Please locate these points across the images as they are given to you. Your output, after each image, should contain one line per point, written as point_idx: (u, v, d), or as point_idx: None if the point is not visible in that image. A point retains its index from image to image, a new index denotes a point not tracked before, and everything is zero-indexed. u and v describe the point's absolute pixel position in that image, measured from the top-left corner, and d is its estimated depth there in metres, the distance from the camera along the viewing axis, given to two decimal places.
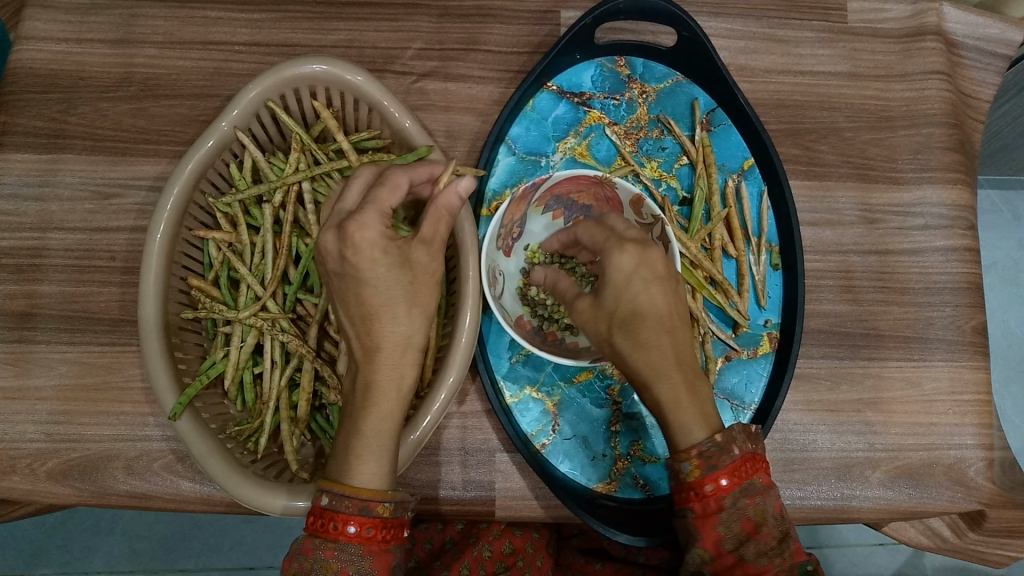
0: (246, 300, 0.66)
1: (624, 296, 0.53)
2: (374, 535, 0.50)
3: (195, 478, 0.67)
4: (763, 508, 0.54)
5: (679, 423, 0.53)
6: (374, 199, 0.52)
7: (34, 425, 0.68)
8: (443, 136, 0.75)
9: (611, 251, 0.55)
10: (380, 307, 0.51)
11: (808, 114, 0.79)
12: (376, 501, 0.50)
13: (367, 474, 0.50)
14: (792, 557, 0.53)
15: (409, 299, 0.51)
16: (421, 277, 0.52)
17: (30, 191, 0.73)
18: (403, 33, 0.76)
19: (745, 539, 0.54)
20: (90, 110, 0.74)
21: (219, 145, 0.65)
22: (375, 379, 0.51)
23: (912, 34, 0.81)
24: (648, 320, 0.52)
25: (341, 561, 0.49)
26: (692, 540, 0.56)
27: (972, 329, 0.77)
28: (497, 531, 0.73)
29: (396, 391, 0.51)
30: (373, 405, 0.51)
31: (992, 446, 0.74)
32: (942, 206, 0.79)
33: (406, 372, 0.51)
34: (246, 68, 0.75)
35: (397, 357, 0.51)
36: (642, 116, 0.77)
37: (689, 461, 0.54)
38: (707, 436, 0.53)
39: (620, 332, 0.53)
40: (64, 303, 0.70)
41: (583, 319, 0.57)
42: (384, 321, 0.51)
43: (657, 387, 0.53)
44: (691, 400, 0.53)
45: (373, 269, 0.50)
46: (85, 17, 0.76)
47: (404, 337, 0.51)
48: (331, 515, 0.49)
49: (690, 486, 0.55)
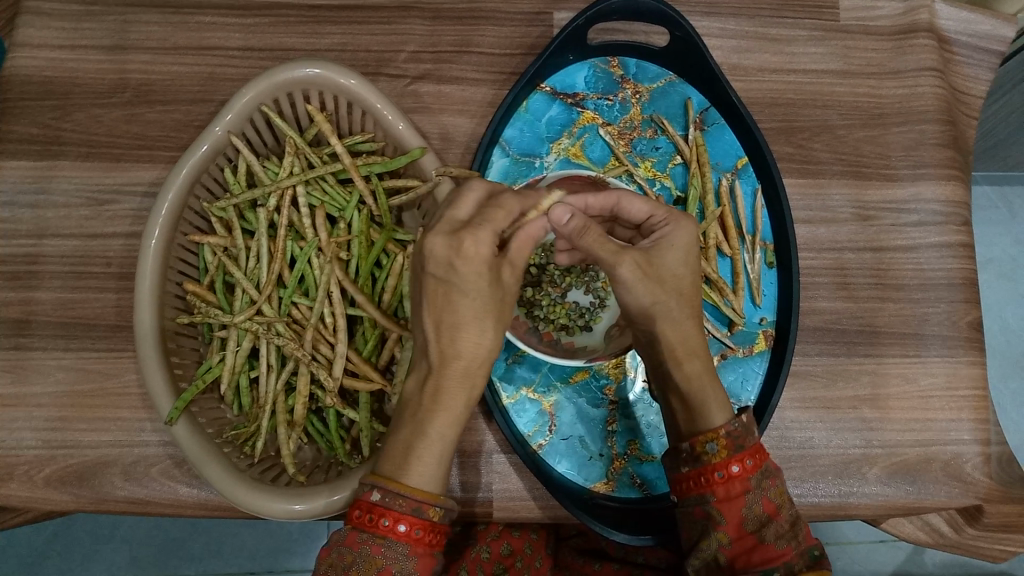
0: (241, 304, 0.66)
1: (681, 263, 0.58)
2: (422, 537, 0.51)
3: (193, 483, 0.67)
4: (780, 491, 0.57)
5: (704, 405, 0.58)
6: (491, 217, 0.52)
7: (31, 432, 0.68)
8: (437, 138, 0.75)
9: (661, 242, 0.58)
10: (468, 317, 0.52)
11: (802, 112, 0.79)
12: (428, 504, 0.51)
13: (426, 476, 0.52)
14: (804, 540, 0.55)
15: (495, 317, 0.53)
16: (505, 296, 0.54)
17: (25, 198, 0.73)
18: (396, 36, 0.77)
19: (766, 521, 0.55)
20: (85, 117, 0.74)
21: (213, 150, 0.66)
22: (447, 386, 0.53)
23: (905, 31, 0.81)
24: (688, 299, 0.58)
25: (386, 558, 0.50)
26: (712, 525, 0.56)
27: (967, 325, 0.77)
28: (495, 532, 0.73)
29: (462, 401, 0.53)
30: (440, 410, 0.53)
31: (989, 441, 0.74)
32: (937, 203, 0.79)
33: (474, 385, 0.54)
34: (240, 72, 0.75)
35: (470, 368, 0.53)
36: (636, 116, 0.77)
37: (717, 441, 0.57)
38: (729, 419, 0.58)
39: (673, 300, 0.57)
40: (60, 310, 0.70)
41: (633, 276, 0.55)
42: (468, 331, 0.52)
43: (688, 364, 0.59)
44: (713, 385, 0.59)
45: (475, 283, 0.51)
46: (79, 24, 0.76)
47: (483, 352, 0.53)
48: (383, 511, 0.50)
49: (715, 467, 0.56)
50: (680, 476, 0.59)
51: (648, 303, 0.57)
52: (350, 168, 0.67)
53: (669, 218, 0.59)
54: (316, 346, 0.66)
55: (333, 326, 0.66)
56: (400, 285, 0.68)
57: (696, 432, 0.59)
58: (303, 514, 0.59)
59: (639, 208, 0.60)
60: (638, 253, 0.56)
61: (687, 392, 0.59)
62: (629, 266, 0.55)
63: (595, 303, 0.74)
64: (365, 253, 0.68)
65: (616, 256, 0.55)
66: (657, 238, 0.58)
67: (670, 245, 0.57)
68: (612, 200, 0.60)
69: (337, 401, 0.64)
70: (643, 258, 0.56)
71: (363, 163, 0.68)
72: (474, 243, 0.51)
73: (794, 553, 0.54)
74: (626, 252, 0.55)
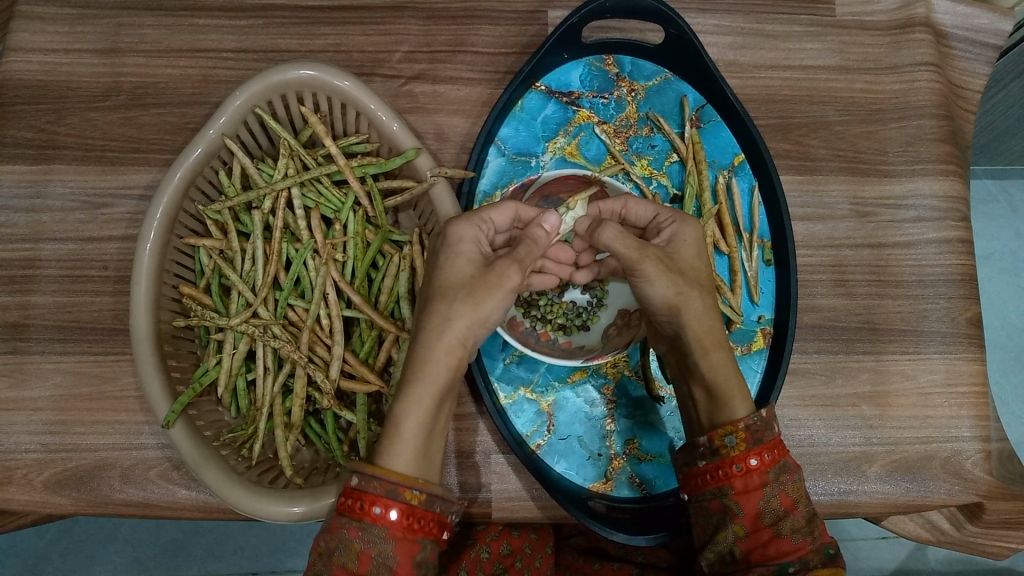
0: (237, 307, 0.66)
1: (697, 258, 0.60)
2: (399, 521, 0.50)
3: (191, 486, 0.67)
4: (799, 486, 0.57)
5: (728, 394, 0.59)
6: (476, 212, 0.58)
7: (29, 436, 0.68)
8: (432, 138, 0.75)
9: (682, 231, 0.60)
10: (439, 293, 0.55)
11: (798, 108, 0.78)
12: (404, 486, 0.50)
13: (399, 457, 0.52)
14: (821, 537, 0.55)
15: (469, 291, 0.53)
16: (489, 278, 0.54)
17: (21, 203, 0.73)
18: (390, 37, 0.76)
19: (783, 515, 0.55)
20: (79, 120, 0.74)
21: (207, 152, 0.65)
22: (416, 359, 0.54)
23: (901, 26, 0.81)
24: (708, 291, 0.60)
25: (363, 542, 0.50)
26: (729, 517, 0.56)
27: (966, 321, 0.77)
28: (494, 533, 0.73)
29: (430, 377, 0.53)
30: (409, 388, 0.53)
31: (990, 438, 0.74)
32: (934, 198, 0.79)
33: (441, 360, 0.53)
34: (234, 75, 0.75)
35: (441, 346, 0.53)
36: (631, 115, 0.76)
37: (736, 434, 0.57)
38: (750, 412, 0.58)
39: (695, 291, 0.58)
40: (57, 313, 0.70)
41: (656, 270, 0.57)
42: (439, 303, 0.54)
43: (715, 354, 0.59)
44: (738, 379, 0.59)
45: (452, 257, 0.56)
46: (73, 27, 0.76)
47: (446, 322, 0.53)
48: (359, 494, 0.50)
49: (733, 460, 0.56)
50: (695, 470, 0.58)
51: (672, 295, 0.58)
52: (345, 169, 0.67)
53: (674, 217, 0.62)
54: (313, 347, 0.66)
55: (330, 328, 0.66)
56: (396, 286, 0.68)
57: (718, 425, 0.59)
58: (299, 516, 0.58)
59: (644, 211, 0.63)
60: (659, 251, 0.58)
61: (713, 380, 0.59)
62: (652, 262, 0.57)
63: (592, 303, 0.73)
64: (361, 254, 0.68)
65: (637, 253, 0.56)
66: (669, 238, 0.61)
67: (681, 243, 0.60)
68: (619, 206, 0.63)
69: (334, 402, 0.64)
70: (662, 255, 0.58)
71: (359, 164, 0.68)
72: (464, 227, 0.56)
73: (809, 549, 0.54)
74: (648, 250, 0.57)
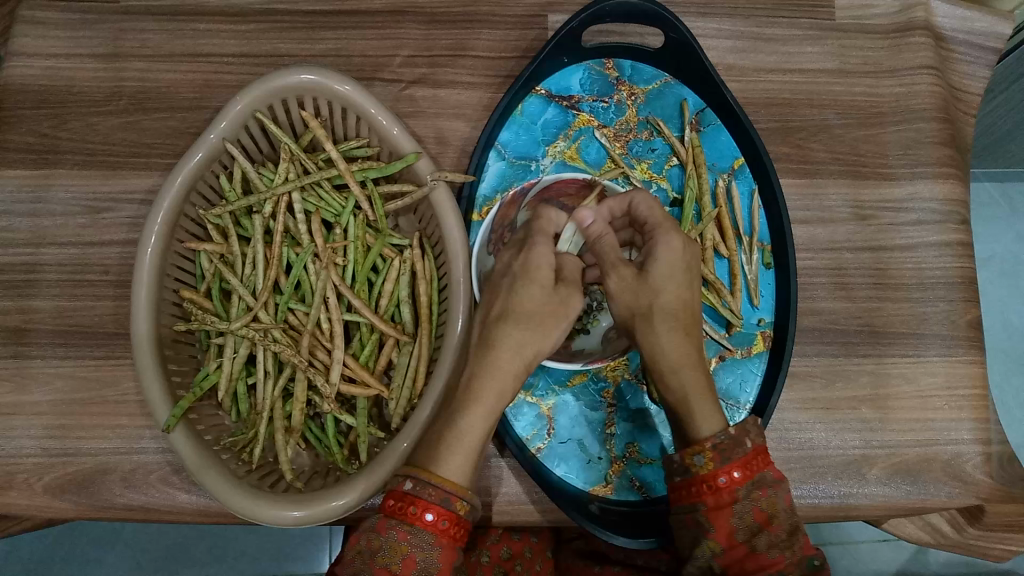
0: (238, 311, 0.67)
1: (669, 278, 0.58)
2: (448, 529, 0.51)
3: (192, 489, 0.67)
4: (775, 500, 0.55)
5: (693, 414, 0.58)
6: (541, 229, 0.61)
7: (30, 440, 0.68)
8: (433, 142, 0.75)
9: (657, 242, 0.59)
10: (514, 313, 0.57)
11: (798, 112, 0.79)
12: (456, 496, 0.51)
13: (453, 467, 0.53)
14: (801, 549, 0.54)
15: (542, 319, 0.57)
16: (553, 305, 0.58)
17: (23, 207, 0.73)
18: (391, 41, 0.77)
19: (757, 531, 0.55)
20: (81, 125, 0.74)
21: (208, 157, 0.66)
22: (483, 377, 0.55)
23: (900, 30, 0.81)
24: (677, 315, 0.58)
25: (411, 546, 0.50)
26: (702, 533, 0.56)
27: (967, 323, 0.77)
28: (495, 536, 0.72)
29: (495, 394, 0.55)
30: (473, 402, 0.55)
31: (990, 441, 0.74)
32: (934, 201, 0.79)
33: (507, 382, 0.56)
34: (235, 79, 0.76)
35: (507, 363, 0.56)
36: (631, 118, 0.77)
37: (704, 453, 0.56)
38: (717, 430, 0.57)
39: (655, 314, 0.58)
40: (57, 318, 0.71)
41: (617, 287, 0.59)
42: (511, 326, 0.57)
43: (672, 377, 0.58)
44: (702, 400, 0.58)
45: (538, 269, 0.58)
46: (75, 32, 0.76)
47: (519, 345, 0.56)
48: (412, 499, 0.51)
49: (703, 478, 0.56)
50: (673, 485, 0.58)
51: (628, 315, 0.60)
52: (345, 173, 0.67)
53: (659, 227, 0.60)
54: (314, 351, 0.66)
55: (330, 331, 0.67)
56: (397, 290, 0.68)
57: (687, 443, 0.58)
58: (300, 520, 0.58)
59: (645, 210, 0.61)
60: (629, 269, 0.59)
61: (675, 401, 0.59)
62: (614, 279, 0.60)
63: (593, 305, 0.73)
64: (362, 258, 0.68)
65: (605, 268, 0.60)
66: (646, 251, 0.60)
67: (655, 261, 0.58)
68: (625, 201, 0.63)
69: (335, 406, 0.64)
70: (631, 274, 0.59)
71: (359, 168, 0.69)
72: (541, 249, 0.59)
73: (786, 563, 0.54)
74: (616, 267, 0.60)
